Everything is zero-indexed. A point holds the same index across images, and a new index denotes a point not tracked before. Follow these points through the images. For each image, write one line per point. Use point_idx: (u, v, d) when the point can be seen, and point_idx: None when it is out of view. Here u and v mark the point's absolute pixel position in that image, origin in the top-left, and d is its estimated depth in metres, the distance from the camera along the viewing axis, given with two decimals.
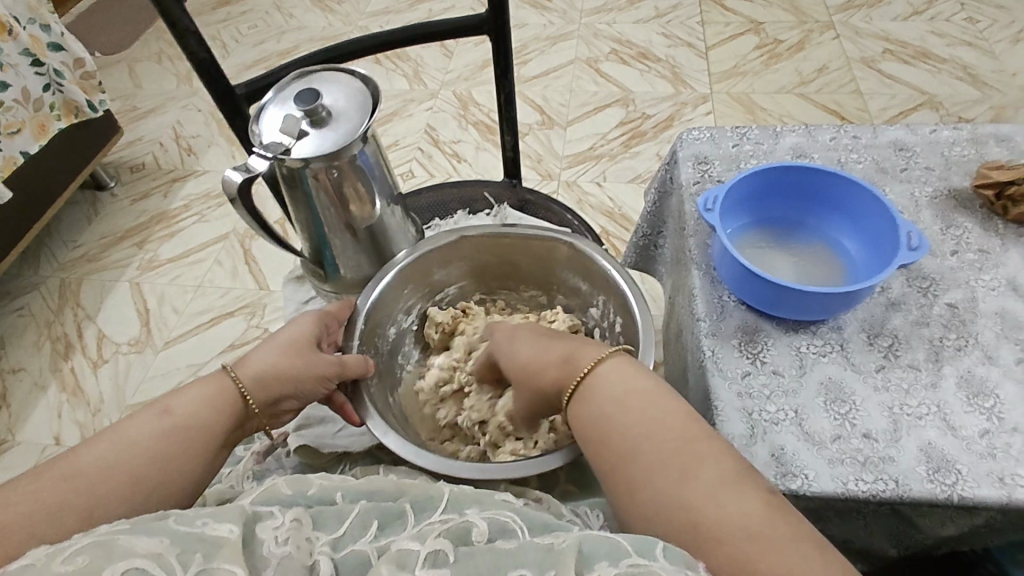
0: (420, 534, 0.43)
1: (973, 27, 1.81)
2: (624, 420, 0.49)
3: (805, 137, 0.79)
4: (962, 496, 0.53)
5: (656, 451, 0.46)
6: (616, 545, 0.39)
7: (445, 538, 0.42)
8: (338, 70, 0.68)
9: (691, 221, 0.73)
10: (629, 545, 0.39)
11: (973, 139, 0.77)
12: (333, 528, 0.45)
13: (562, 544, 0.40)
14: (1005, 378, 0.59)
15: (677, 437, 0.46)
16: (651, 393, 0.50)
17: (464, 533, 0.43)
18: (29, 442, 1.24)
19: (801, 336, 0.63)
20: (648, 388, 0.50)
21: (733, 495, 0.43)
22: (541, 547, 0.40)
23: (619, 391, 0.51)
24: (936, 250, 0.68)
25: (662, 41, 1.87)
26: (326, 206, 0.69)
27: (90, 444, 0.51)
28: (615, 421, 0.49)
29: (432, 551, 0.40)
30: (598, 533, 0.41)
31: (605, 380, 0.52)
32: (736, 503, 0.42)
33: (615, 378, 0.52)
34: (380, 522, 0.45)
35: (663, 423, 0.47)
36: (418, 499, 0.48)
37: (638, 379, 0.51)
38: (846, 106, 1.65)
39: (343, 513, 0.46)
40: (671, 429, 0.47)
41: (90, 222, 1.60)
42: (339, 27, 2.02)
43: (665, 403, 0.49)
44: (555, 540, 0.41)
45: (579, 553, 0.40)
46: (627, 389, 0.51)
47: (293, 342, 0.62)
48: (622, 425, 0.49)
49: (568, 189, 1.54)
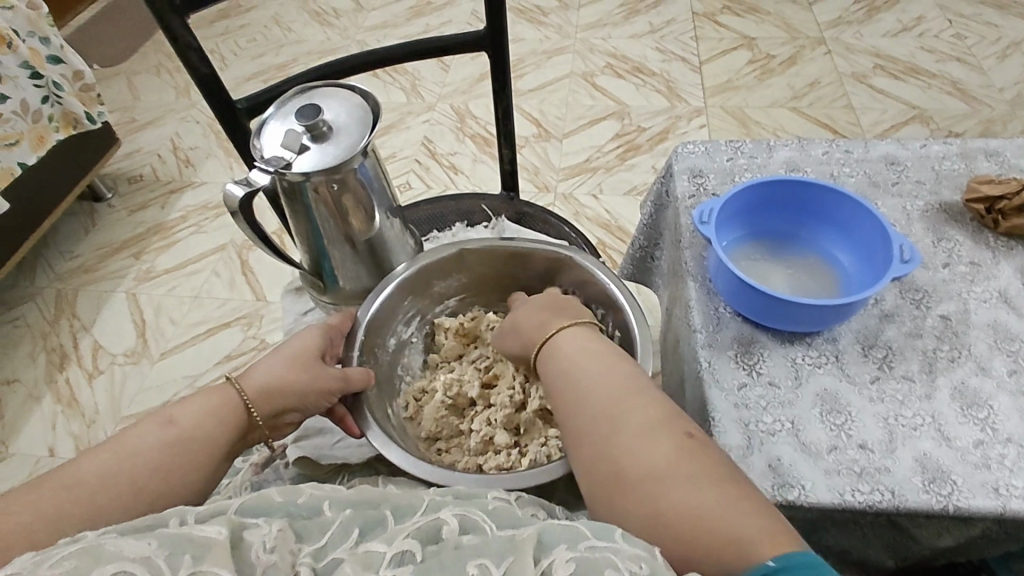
0: (390, 536, 0.43)
1: (960, 43, 1.84)
2: (575, 372, 0.55)
3: (798, 151, 0.80)
4: (957, 507, 0.53)
5: (592, 404, 0.52)
6: (576, 531, 0.41)
7: (414, 539, 0.42)
8: (339, 85, 0.69)
9: (686, 234, 0.74)
10: (587, 531, 0.41)
11: (962, 153, 0.78)
12: (315, 539, 0.45)
13: (523, 535, 0.41)
14: (998, 389, 0.60)
15: (610, 392, 0.52)
16: (601, 353, 0.56)
17: (434, 531, 0.43)
18: (23, 454, 1.23)
19: (797, 347, 0.64)
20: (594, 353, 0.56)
21: (648, 441, 0.47)
22: (506, 539, 0.41)
23: (575, 347, 0.57)
24: (929, 263, 0.69)
25: (656, 56, 1.89)
26: (326, 218, 0.69)
27: (92, 454, 0.51)
28: (566, 378, 0.55)
29: (398, 553, 0.40)
30: (557, 522, 0.42)
31: (566, 340, 0.58)
32: (649, 449, 0.47)
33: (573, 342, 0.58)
34: (362, 530, 0.45)
35: (604, 376, 0.53)
36: (399, 505, 0.48)
37: (591, 339, 0.58)
38: (838, 120, 1.67)
39: (325, 523, 0.46)
40: (607, 384, 0.52)
41: (86, 234, 1.59)
42: (337, 41, 2.04)
43: (612, 361, 0.55)
44: (518, 532, 0.42)
45: (538, 541, 0.40)
46: (580, 349, 0.57)
47: (295, 354, 0.62)
48: (571, 378, 0.55)
49: (565, 201, 1.55)
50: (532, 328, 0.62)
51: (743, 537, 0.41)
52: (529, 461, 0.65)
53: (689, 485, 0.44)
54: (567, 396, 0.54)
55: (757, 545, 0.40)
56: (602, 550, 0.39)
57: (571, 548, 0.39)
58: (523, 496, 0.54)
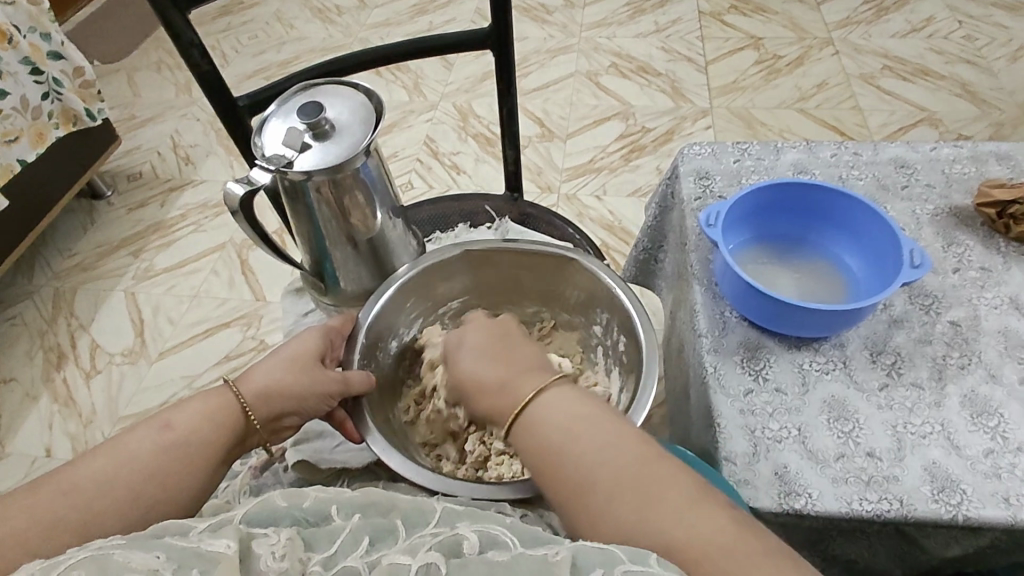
0: (411, 547, 0.42)
1: (970, 45, 1.83)
2: (577, 443, 0.48)
3: (805, 153, 0.79)
4: (967, 516, 0.52)
5: (611, 480, 0.45)
6: (609, 556, 0.39)
7: (437, 551, 0.41)
8: (342, 83, 0.68)
9: (692, 236, 0.73)
10: (621, 555, 0.39)
11: (973, 156, 0.77)
12: (324, 547, 0.44)
13: (556, 556, 0.39)
14: (1009, 397, 0.59)
15: (631, 465, 0.45)
16: (604, 418, 0.49)
17: (454, 546, 0.42)
18: (20, 453, 1.22)
19: (804, 352, 0.63)
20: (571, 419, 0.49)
21: (697, 517, 0.42)
22: (537, 559, 0.39)
23: (568, 413, 0.50)
24: (938, 267, 0.68)
25: (661, 55, 1.88)
26: (327, 218, 0.68)
27: (88, 457, 0.50)
28: (566, 450, 0.48)
29: (425, 564, 0.40)
30: (590, 545, 0.40)
31: (553, 403, 0.51)
32: (701, 524, 0.41)
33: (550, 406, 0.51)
34: (372, 537, 0.45)
35: (618, 447, 0.47)
36: (408, 512, 0.47)
37: (584, 403, 0.51)
38: (845, 122, 1.66)
39: (335, 530, 0.45)
40: (625, 454, 0.46)
41: (85, 232, 1.59)
42: (340, 39, 2.03)
43: (615, 427, 0.48)
44: (549, 551, 0.40)
45: (573, 566, 0.39)
46: (574, 415, 0.50)
47: (295, 358, 0.61)
48: (574, 450, 0.48)
49: (567, 202, 1.54)
50: (498, 385, 0.54)
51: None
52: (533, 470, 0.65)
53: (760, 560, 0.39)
54: (573, 472, 0.47)
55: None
56: None
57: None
58: (529, 515, 0.56)
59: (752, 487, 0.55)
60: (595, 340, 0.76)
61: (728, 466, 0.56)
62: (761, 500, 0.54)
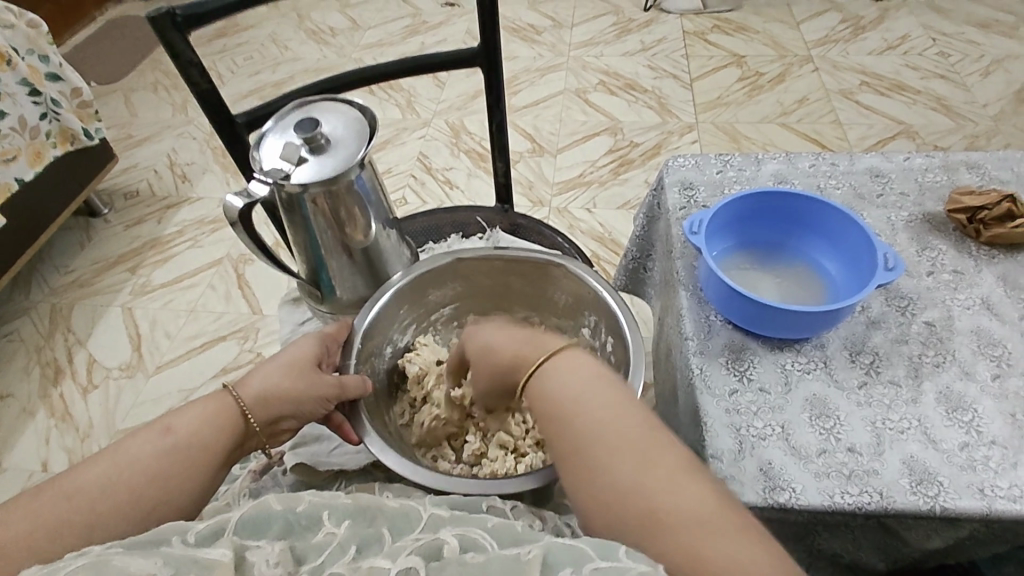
0: (393, 552, 0.44)
1: (944, 61, 1.88)
2: (586, 404, 0.50)
3: (785, 164, 0.82)
4: (944, 507, 0.54)
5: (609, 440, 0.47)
6: (578, 552, 0.41)
7: (417, 555, 0.43)
8: (337, 100, 0.71)
9: (678, 244, 0.76)
10: (591, 551, 0.40)
11: (945, 166, 0.80)
12: (313, 558, 0.45)
13: (528, 554, 0.41)
14: (982, 393, 0.61)
15: (632, 433, 0.47)
16: (619, 390, 0.51)
17: (435, 549, 0.44)
18: (16, 468, 1.22)
19: (786, 353, 0.65)
20: (595, 384, 0.51)
21: (683, 485, 0.44)
22: (510, 559, 0.41)
23: (585, 377, 0.52)
24: (913, 271, 0.71)
25: (647, 73, 1.93)
26: (323, 229, 0.71)
27: (89, 463, 0.51)
28: (575, 406, 0.50)
29: (403, 569, 0.41)
30: (561, 542, 0.42)
31: (571, 365, 0.53)
32: (685, 492, 0.43)
33: (572, 372, 0.53)
34: (358, 546, 0.46)
35: (627, 415, 0.49)
36: (395, 519, 0.48)
37: (603, 373, 0.53)
38: (825, 135, 1.71)
39: (323, 543, 0.46)
40: (629, 423, 0.48)
41: (82, 248, 1.60)
42: (334, 59, 2.07)
43: (629, 398, 0.50)
44: (522, 550, 0.42)
45: (543, 565, 0.40)
46: (590, 381, 0.52)
47: (292, 363, 0.63)
48: (583, 410, 0.50)
49: (559, 215, 1.56)
50: (516, 354, 0.56)
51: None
52: (525, 467, 0.68)
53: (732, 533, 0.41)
54: (576, 427, 0.49)
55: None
56: (606, 572, 0.39)
57: (575, 571, 0.39)
58: (520, 507, 0.56)
59: (737, 482, 0.57)
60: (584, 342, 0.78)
61: (715, 463, 0.58)
62: (746, 495, 0.56)
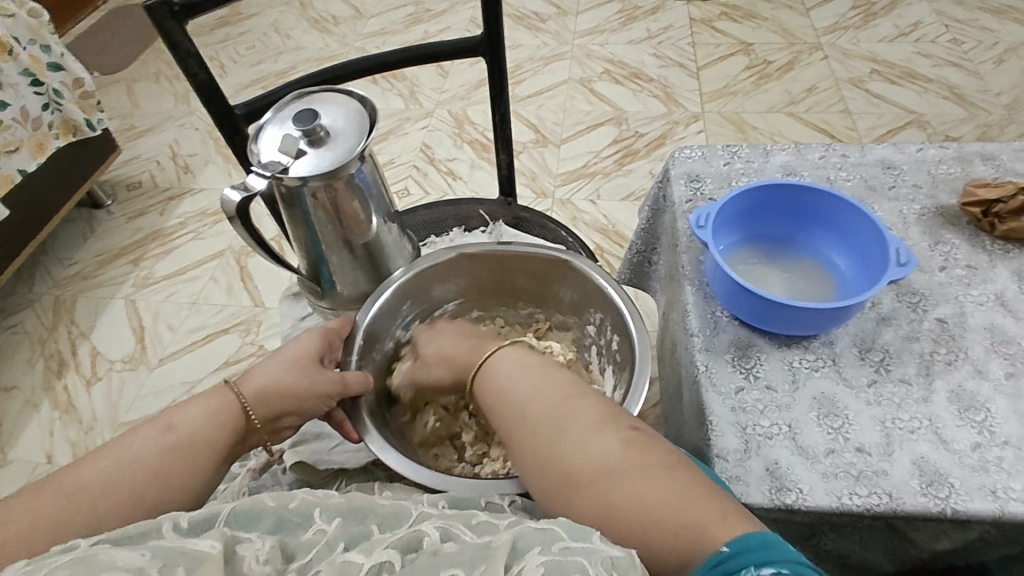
0: (369, 546, 0.43)
1: (956, 48, 1.85)
2: (513, 387, 0.56)
3: (794, 156, 0.81)
4: (955, 510, 0.53)
5: (532, 414, 0.53)
6: (551, 534, 0.41)
7: (394, 548, 0.43)
8: (336, 91, 0.69)
9: (684, 238, 0.74)
10: (563, 533, 0.41)
11: (958, 157, 0.78)
12: (300, 555, 0.44)
13: (497, 542, 0.42)
14: (996, 392, 0.60)
15: (550, 404, 0.53)
16: (542, 366, 0.57)
17: (414, 541, 0.43)
18: (21, 460, 1.23)
19: (794, 350, 0.64)
20: (523, 367, 0.57)
21: (596, 441, 0.49)
22: (479, 548, 0.42)
23: (514, 362, 0.58)
24: (925, 266, 0.69)
25: (654, 61, 1.90)
26: (324, 223, 0.69)
27: (92, 460, 0.51)
28: (507, 392, 0.56)
29: (377, 563, 0.41)
30: (533, 527, 0.42)
31: (504, 358, 0.59)
32: (598, 447, 0.48)
33: (504, 361, 0.59)
34: (347, 544, 0.44)
35: (549, 388, 0.54)
36: (386, 518, 0.47)
37: (530, 357, 0.59)
38: (835, 125, 1.68)
39: (313, 539, 0.45)
40: (550, 393, 0.54)
41: (85, 240, 1.60)
42: (336, 48, 2.05)
43: (552, 373, 0.56)
44: (493, 539, 0.43)
45: (512, 549, 0.41)
46: (518, 365, 0.58)
47: (294, 359, 0.62)
48: (512, 392, 0.56)
49: (563, 207, 1.55)
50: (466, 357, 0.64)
51: (698, 524, 0.43)
52: None
53: (639, 476, 0.46)
54: (508, 410, 0.55)
55: (709, 527, 0.42)
56: (574, 552, 0.39)
57: (544, 550, 0.40)
58: (518, 502, 0.55)
59: (743, 483, 0.56)
60: (589, 339, 0.76)
61: (720, 463, 0.57)
62: (752, 496, 0.55)
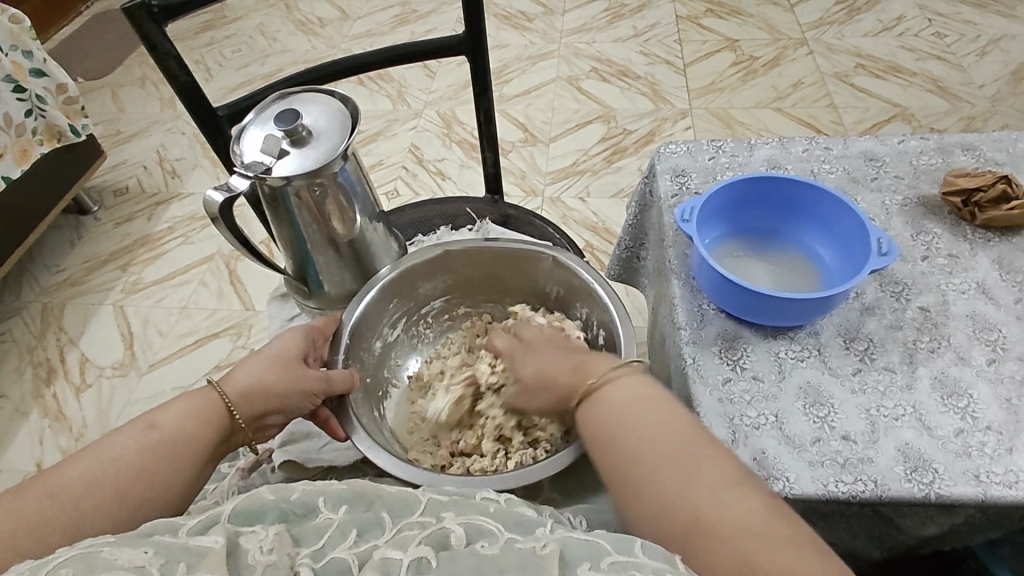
0: (400, 542, 0.42)
1: (940, 41, 1.86)
2: (631, 419, 0.50)
3: (778, 149, 0.81)
4: (939, 494, 0.54)
5: (655, 453, 0.47)
6: (597, 547, 0.41)
7: (427, 545, 0.42)
8: (318, 91, 0.70)
9: (670, 233, 0.75)
10: (607, 545, 0.41)
11: (939, 148, 0.79)
12: (313, 542, 0.44)
13: (545, 550, 0.41)
14: (977, 378, 0.60)
15: (680, 446, 0.47)
16: (659, 400, 0.51)
17: (443, 538, 0.43)
18: (10, 469, 1.22)
19: (780, 341, 0.65)
20: (643, 394, 0.51)
21: (736, 501, 0.43)
22: (527, 553, 0.41)
23: (630, 391, 0.52)
24: (907, 255, 0.70)
25: (641, 59, 1.91)
26: (308, 223, 0.70)
27: (75, 461, 0.51)
28: (619, 423, 0.50)
29: (415, 559, 0.40)
30: (578, 537, 0.42)
31: (613, 383, 0.53)
32: (739, 508, 0.43)
33: (620, 386, 0.53)
34: (359, 531, 0.44)
35: (674, 427, 0.48)
36: (393, 505, 0.47)
37: (644, 384, 0.52)
38: (820, 119, 1.69)
39: (321, 527, 0.45)
40: (676, 434, 0.48)
41: (72, 247, 1.59)
42: (323, 50, 2.05)
43: (673, 409, 0.50)
44: (537, 546, 0.42)
45: (561, 558, 0.40)
46: (631, 395, 0.52)
47: (277, 358, 0.62)
48: (627, 425, 0.50)
49: (552, 205, 1.55)
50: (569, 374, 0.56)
51: None
52: (516, 464, 0.65)
53: (789, 547, 0.40)
54: (620, 441, 0.49)
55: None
56: (624, 565, 0.39)
57: (594, 567, 0.39)
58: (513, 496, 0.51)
59: None
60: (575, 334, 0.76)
61: None
62: None
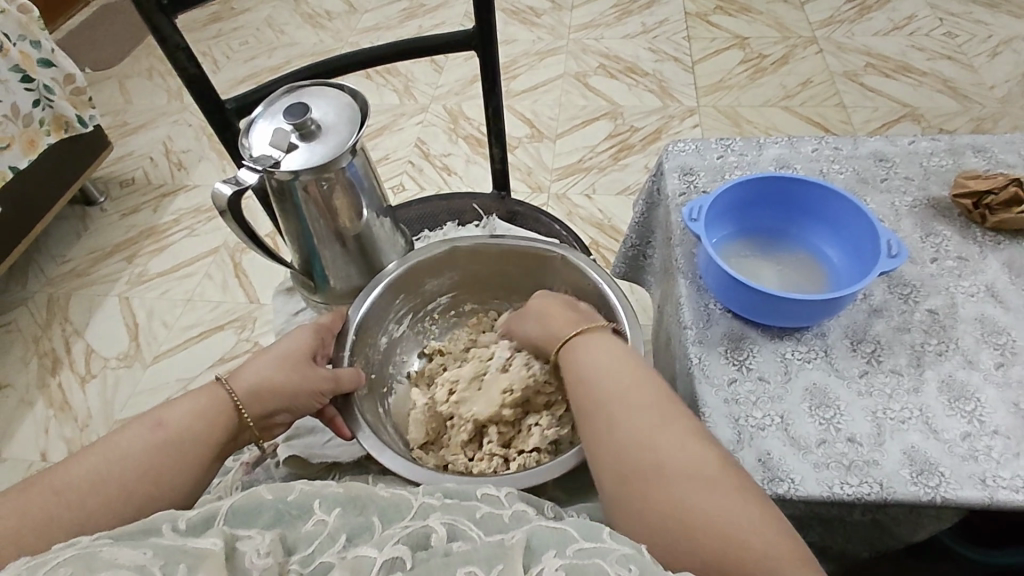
0: (380, 541, 0.42)
1: (951, 41, 1.85)
2: (608, 371, 0.54)
3: (787, 149, 0.81)
4: (945, 497, 0.53)
5: (630, 401, 0.51)
6: (564, 535, 0.41)
7: (404, 544, 0.42)
8: (328, 84, 0.69)
9: (677, 231, 0.75)
10: (575, 533, 0.41)
11: (950, 149, 0.79)
12: (303, 547, 0.43)
13: (513, 539, 0.41)
14: (985, 381, 0.60)
15: (648, 396, 0.52)
16: (632, 358, 0.55)
17: (422, 539, 0.43)
18: (15, 458, 1.23)
19: (786, 342, 0.64)
20: (620, 352, 0.56)
21: (690, 446, 0.48)
22: (496, 545, 0.41)
23: (610, 349, 0.57)
24: (916, 258, 0.69)
25: (649, 56, 1.90)
26: (315, 218, 0.70)
27: (81, 457, 0.51)
28: (599, 370, 0.55)
29: (389, 558, 0.40)
30: (546, 525, 0.43)
31: (596, 338, 0.58)
32: (690, 452, 0.47)
33: (602, 343, 0.57)
34: (349, 535, 0.44)
35: (643, 383, 0.53)
36: (385, 508, 0.47)
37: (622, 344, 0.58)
38: (829, 119, 1.68)
39: (316, 530, 0.45)
40: (642, 387, 0.52)
41: (78, 237, 1.60)
42: (330, 43, 2.04)
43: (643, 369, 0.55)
44: (506, 537, 0.42)
45: (528, 548, 0.41)
46: (614, 350, 0.56)
47: (285, 356, 0.62)
48: (605, 375, 0.54)
49: (558, 202, 1.55)
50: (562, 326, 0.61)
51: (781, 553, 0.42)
52: (519, 467, 0.65)
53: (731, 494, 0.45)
54: (600, 386, 0.53)
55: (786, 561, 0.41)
56: (590, 554, 0.40)
57: (559, 553, 0.40)
58: (512, 492, 0.53)
59: None
60: None
61: None
62: None
